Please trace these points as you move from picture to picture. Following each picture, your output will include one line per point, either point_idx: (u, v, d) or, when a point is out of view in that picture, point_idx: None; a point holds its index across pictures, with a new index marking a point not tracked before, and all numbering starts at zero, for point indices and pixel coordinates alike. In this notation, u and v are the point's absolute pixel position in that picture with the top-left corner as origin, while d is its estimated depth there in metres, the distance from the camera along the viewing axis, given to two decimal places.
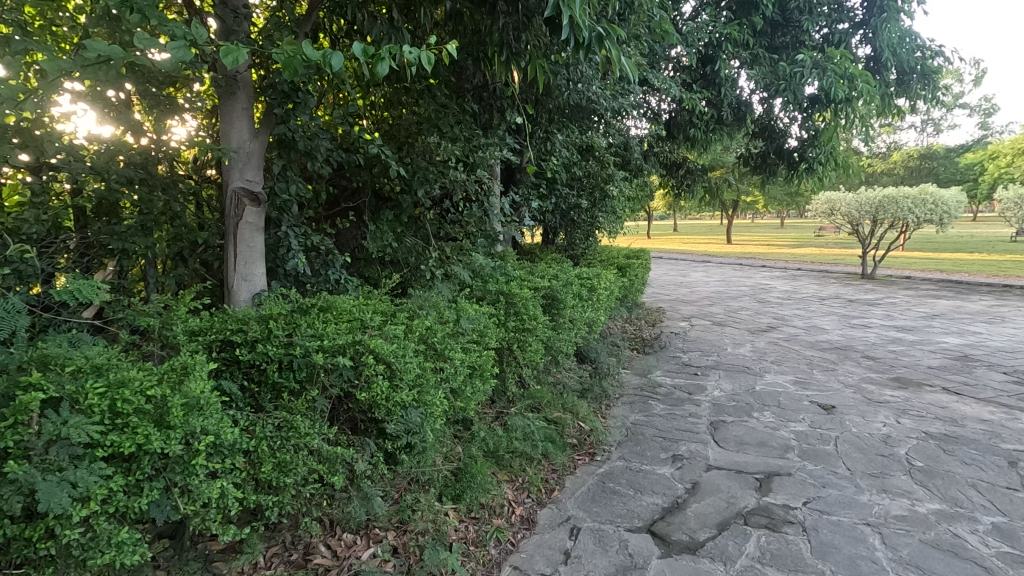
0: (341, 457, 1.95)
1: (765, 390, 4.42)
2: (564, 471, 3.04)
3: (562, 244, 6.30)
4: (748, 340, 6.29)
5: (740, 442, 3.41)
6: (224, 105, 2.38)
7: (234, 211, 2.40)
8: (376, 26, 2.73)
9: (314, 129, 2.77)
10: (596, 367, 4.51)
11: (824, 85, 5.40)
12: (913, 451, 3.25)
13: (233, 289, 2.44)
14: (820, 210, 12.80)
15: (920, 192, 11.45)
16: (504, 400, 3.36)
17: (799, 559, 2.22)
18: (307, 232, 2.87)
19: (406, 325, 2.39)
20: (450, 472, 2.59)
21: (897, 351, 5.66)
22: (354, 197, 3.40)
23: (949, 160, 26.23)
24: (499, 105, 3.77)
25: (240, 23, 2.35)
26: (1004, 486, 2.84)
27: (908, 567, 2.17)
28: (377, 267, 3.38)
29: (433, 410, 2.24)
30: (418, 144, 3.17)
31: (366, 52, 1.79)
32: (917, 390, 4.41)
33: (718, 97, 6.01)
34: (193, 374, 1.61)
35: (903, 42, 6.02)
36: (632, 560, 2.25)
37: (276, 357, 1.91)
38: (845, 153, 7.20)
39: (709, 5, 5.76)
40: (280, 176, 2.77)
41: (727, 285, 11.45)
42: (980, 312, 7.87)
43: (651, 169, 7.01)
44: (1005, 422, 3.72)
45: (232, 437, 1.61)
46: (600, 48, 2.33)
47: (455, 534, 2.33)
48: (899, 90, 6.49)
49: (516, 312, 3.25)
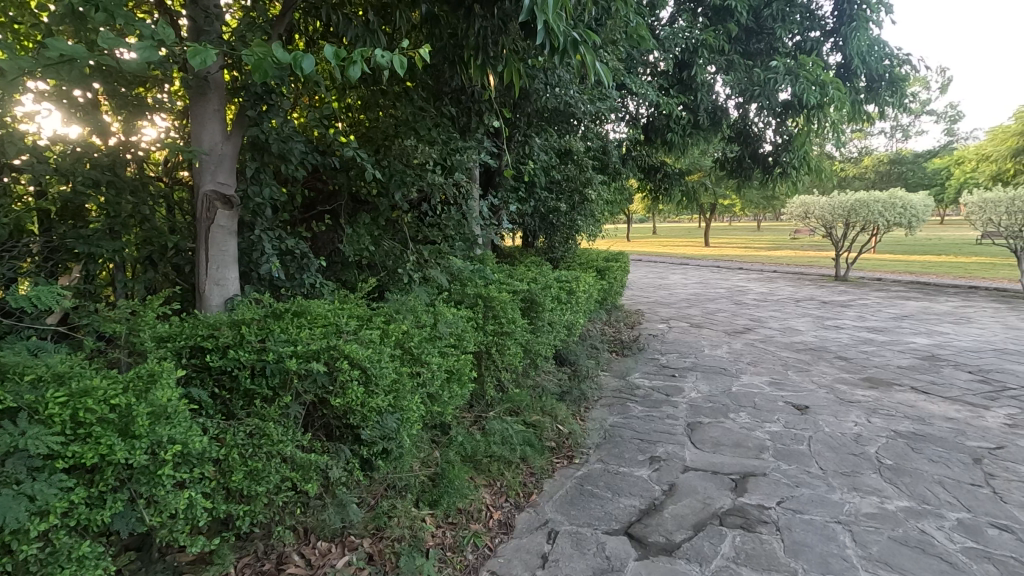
0: (315, 464, 1.93)
1: (741, 391, 4.49)
2: (542, 474, 3.05)
3: (542, 247, 6.22)
4: (725, 341, 6.39)
5: (716, 443, 3.45)
6: (194, 106, 2.34)
7: (205, 215, 2.35)
8: (351, 27, 2.73)
9: (288, 131, 2.72)
10: (575, 369, 4.53)
11: (796, 91, 5.52)
12: (882, 449, 3.33)
13: (204, 293, 2.39)
14: (794, 213, 13.08)
15: (889, 196, 11.77)
16: (482, 404, 3.35)
17: (772, 558, 2.26)
18: (282, 236, 2.82)
19: (382, 329, 2.36)
20: (427, 477, 2.57)
21: (868, 352, 5.81)
22: (331, 200, 3.38)
23: (917, 166, 27.09)
24: (477, 108, 3.74)
25: (211, 23, 2.31)
26: (970, 482, 2.92)
27: (877, 564, 2.22)
28: (354, 270, 3.34)
29: (408, 415, 2.23)
30: (395, 147, 3.16)
31: (338, 55, 1.76)
32: (887, 390, 4.52)
33: (694, 102, 6.09)
34: (160, 381, 1.57)
35: (873, 50, 6.18)
36: (610, 563, 2.26)
37: (248, 363, 1.86)
38: (819, 158, 7.35)
39: (685, 11, 5.84)
40: (253, 179, 2.73)
41: (704, 287, 11.61)
42: (946, 313, 8.14)
43: (629, 172, 7.09)
44: (970, 420, 3.83)
45: (202, 446, 1.58)
46: (575, 52, 2.33)
47: (432, 540, 2.33)
48: (869, 97, 6.68)
49: (494, 316, 3.24)
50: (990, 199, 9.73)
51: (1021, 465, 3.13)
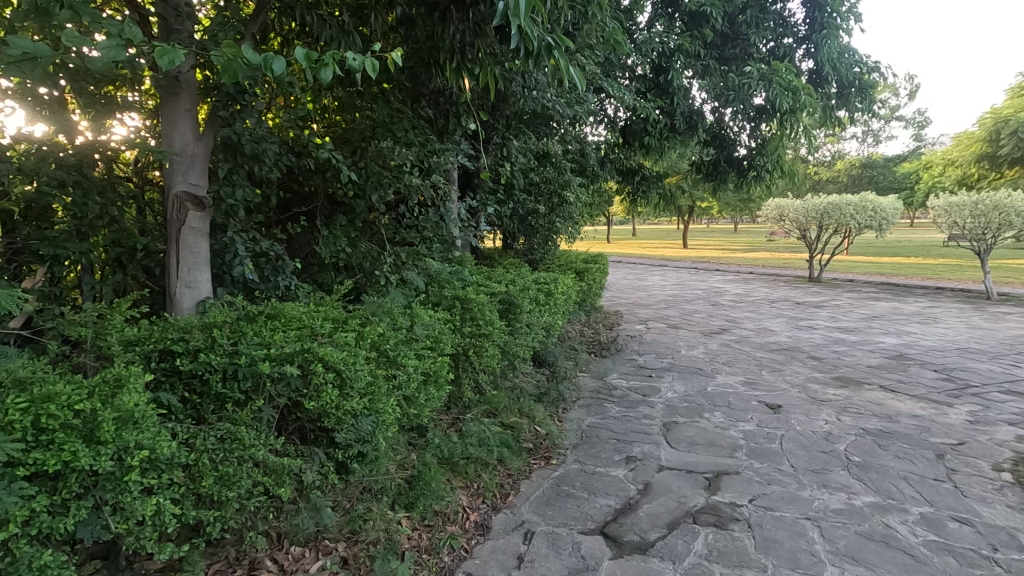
0: (288, 468, 1.91)
1: (716, 391, 4.57)
2: (519, 476, 3.06)
3: (521, 249, 6.25)
4: (701, 341, 6.49)
5: (691, 443, 3.50)
6: (165, 106, 2.30)
7: (176, 216, 2.32)
8: (326, 29, 2.71)
9: (262, 133, 2.69)
10: (553, 371, 4.56)
11: (770, 96, 5.64)
12: (851, 447, 3.41)
13: (175, 296, 2.35)
14: (769, 216, 13.33)
15: (861, 199, 12.08)
16: (460, 407, 3.35)
17: (744, 555, 2.30)
18: (256, 238, 2.79)
19: (358, 332, 2.35)
20: (403, 480, 2.56)
21: (840, 352, 5.94)
22: (307, 202, 3.36)
23: (887, 169, 27.89)
24: (455, 110, 3.76)
25: (182, 22, 2.27)
26: (933, 478, 3.02)
27: (844, 558, 2.28)
28: (331, 273, 3.32)
29: (383, 418, 2.21)
30: (371, 148, 3.14)
31: (309, 57, 1.75)
32: (857, 389, 4.63)
33: (671, 106, 6.16)
34: (127, 387, 1.54)
35: (843, 57, 6.35)
36: (585, 562, 2.28)
37: (220, 367, 1.83)
38: (792, 162, 7.50)
39: (662, 16, 5.92)
40: (226, 180, 2.69)
41: (682, 288, 11.78)
42: (914, 313, 8.40)
43: (607, 175, 7.19)
44: (934, 417, 3.95)
45: (170, 452, 1.55)
46: (549, 57, 2.35)
47: (408, 543, 2.32)
48: (840, 103, 6.86)
49: (472, 318, 3.24)
50: (955, 202, 10.03)
51: (981, 460, 3.24)
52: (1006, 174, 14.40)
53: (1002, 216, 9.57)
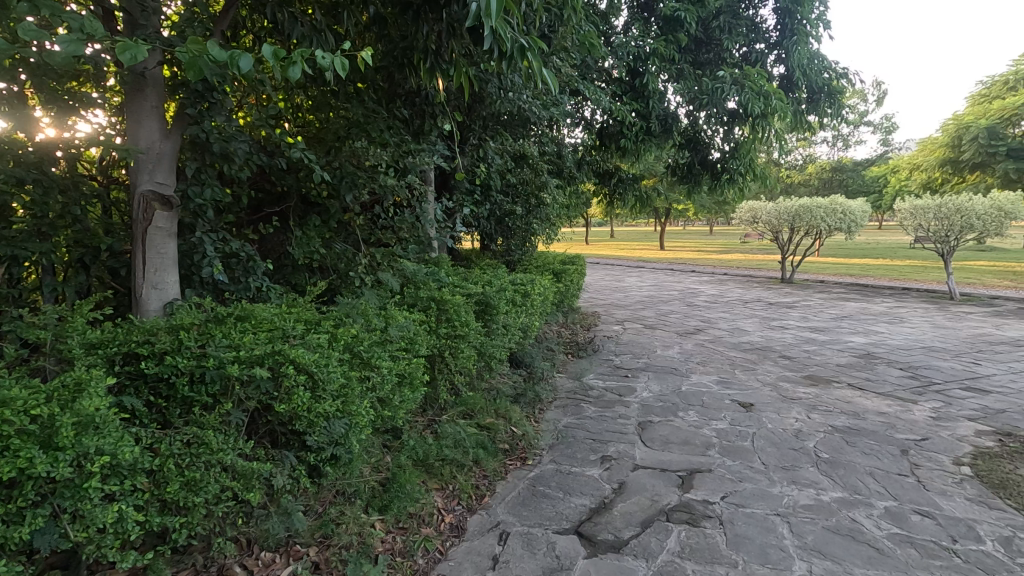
0: (257, 472, 1.87)
1: (690, 390, 4.62)
2: (495, 477, 3.07)
3: (498, 250, 6.24)
4: (676, 341, 6.57)
5: (665, 442, 3.54)
6: (130, 104, 2.24)
7: (142, 216, 2.26)
8: (297, 26, 2.68)
9: (231, 131, 2.63)
10: (530, 372, 4.57)
11: (742, 101, 5.74)
12: (820, 443, 3.50)
13: (142, 298, 2.30)
14: (743, 218, 13.55)
15: (831, 202, 12.37)
16: (435, 408, 3.33)
17: (715, 551, 2.34)
18: (225, 238, 2.74)
19: (331, 334, 2.32)
20: (377, 482, 2.54)
21: (810, 351, 6.08)
22: (280, 202, 3.30)
23: (856, 173, 28.72)
24: (431, 111, 3.76)
25: (147, 17, 2.22)
26: (897, 472, 3.11)
27: (812, 553, 2.33)
28: (304, 274, 3.28)
29: (357, 421, 2.17)
30: (345, 148, 3.10)
31: (277, 54, 1.72)
32: (826, 387, 4.75)
33: (647, 109, 6.22)
34: (87, 391, 1.50)
35: (813, 63, 6.51)
36: (559, 562, 2.28)
37: (187, 370, 1.79)
38: (764, 165, 7.64)
39: (638, 20, 6.00)
40: (194, 179, 2.64)
41: (658, 290, 11.91)
42: (881, 313, 8.64)
43: (584, 177, 7.25)
44: (899, 414, 4.07)
45: (133, 457, 1.52)
46: (522, 59, 2.36)
47: (381, 546, 2.30)
48: (810, 108, 7.03)
49: (447, 319, 3.23)
50: (920, 206, 10.34)
51: (942, 455, 3.35)
52: (967, 179, 14.92)
53: (964, 218, 9.91)
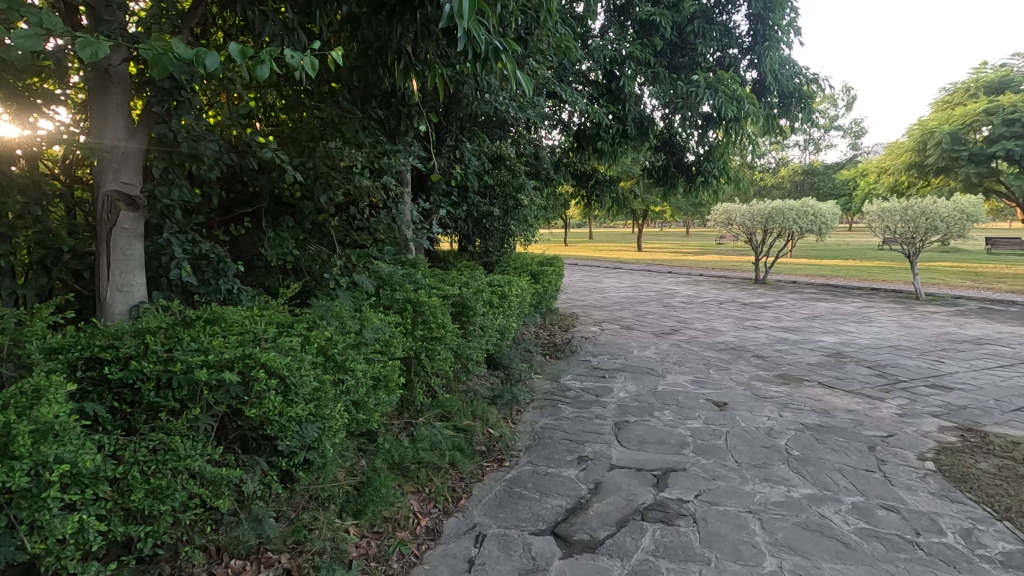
0: (227, 478, 1.83)
1: (666, 390, 4.68)
2: (471, 479, 3.06)
3: (476, 251, 6.23)
4: (653, 342, 6.64)
5: (641, 441, 3.57)
6: (94, 101, 2.17)
7: (106, 216, 2.19)
8: (268, 24, 2.63)
9: (200, 130, 2.57)
10: (508, 373, 4.58)
11: (716, 105, 5.84)
12: (791, 441, 3.57)
13: (106, 301, 2.23)
14: (718, 220, 13.77)
15: (802, 204, 12.65)
16: (412, 410, 3.31)
17: (688, 549, 2.37)
18: (195, 239, 2.68)
19: (304, 336, 2.29)
20: (352, 487, 2.51)
21: (782, 350, 6.21)
22: (252, 202, 3.23)
23: (827, 176, 29.48)
24: (407, 111, 3.74)
25: (112, 13, 2.16)
26: (865, 468, 3.19)
27: (782, 549, 2.37)
28: (277, 275, 3.23)
29: (330, 425, 2.13)
30: (319, 148, 3.06)
31: (244, 53, 1.69)
32: (798, 386, 4.85)
33: (623, 112, 6.28)
34: (46, 398, 1.45)
35: (784, 69, 6.66)
36: (535, 563, 2.29)
37: (153, 375, 1.75)
38: (738, 168, 7.77)
39: (614, 24, 6.06)
40: (162, 179, 2.58)
41: (635, 290, 12.05)
42: (851, 313, 8.86)
43: (561, 178, 7.29)
44: (867, 411, 4.17)
45: (95, 465, 1.48)
46: (497, 61, 2.36)
47: (356, 551, 2.28)
48: (781, 112, 7.18)
49: (424, 321, 3.19)
50: (888, 208, 10.63)
51: (907, 450, 3.45)
52: (932, 182, 15.39)
53: (929, 221, 10.24)
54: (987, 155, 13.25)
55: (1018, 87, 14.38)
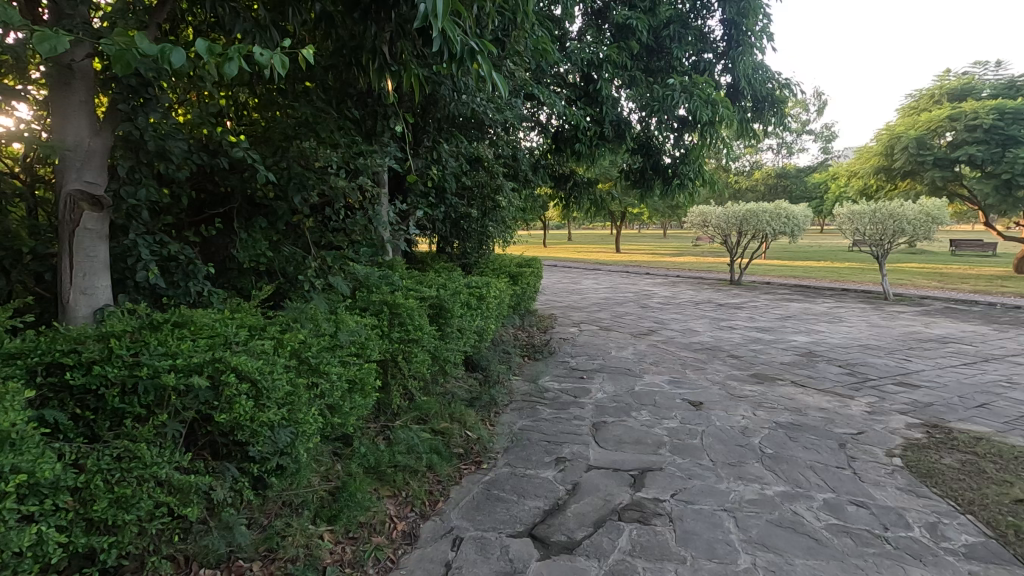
0: (195, 485, 1.79)
1: (643, 391, 4.72)
2: (449, 482, 3.05)
3: (454, 253, 6.20)
4: (630, 342, 6.70)
5: (619, 441, 3.60)
6: (56, 97, 2.09)
7: (69, 216, 2.12)
8: (239, 21, 2.57)
9: (168, 129, 2.50)
10: (486, 375, 4.57)
11: (692, 108, 5.93)
12: (765, 439, 3.63)
13: (69, 304, 2.16)
14: (694, 222, 13.97)
15: (775, 207, 12.89)
16: (389, 414, 3.27)
17: (665, 548, 2.39)
18: (163, 241, 2.61)
19: (276, 340, 2.24)
20: (327, 492, 2.47)
21: (756, 350, 6.32)
22: (223, 203, 3.16)
23: (799, 180, 30.16)
24: (383, 111, 3.71)
25: (75, 6, 2.09)
26: (835, 465, 3.26)
27: (756, 546, 2.41)
28: (250, 278, 3.17)
29: (304, 428, 2.10)
30: (293, 148, 3.01)
31: (212, 50, 1.66)
32: (771, 385, 4.94)
33: (600, 114, 6.33)
34: (3, 404, 1.40)
35: (757, 74, 6.79)
36: (512, 565, 2.29)
37: (118, 380, 1.69)
38: (712, 171, 7.89)
39: (591, 27, 6.13)
40: (128, 179, 2.50)
41: (613, 291, 12.14)
42: (822, 313, 9.07)
43: (540, 180, 7.30)
44: (838, 409, 4.27)
45: (56, 474, 1.43)
46: (472, 61, 2.35)
47: (330, 558, 2.24)
48: (755, 116, 7.32)
49: (401, 322, 3.14)
50: (857, 211, 10.91)
51: (876, 447, 3.54)
52: (899, 186, 15.87)
53: (896, 223, 10.54)
54: (950, 160, 13.69)
55: (979, 94, 14.90)
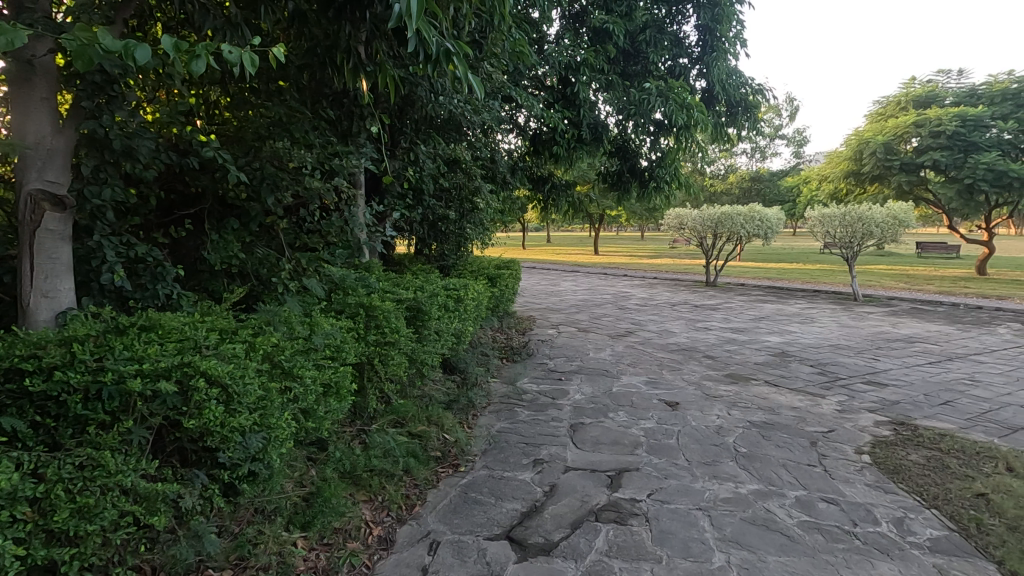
0: (163, 493, 1.74)
1: (621, 392, 4.75)
2: (426, 485, 3.02)
3: (432, 255, 6.16)
4: (608, 344, 6.75)
5: (596, 442, 3.62)
6: (16, 93, 2.02)
7: (28, 217, 2.03)
8: (209, 18, 2.52)
9: (135, 127, 2.43)
10: (464, 377, 4.56)
11: (667, 112, 6.01)
12: (739, 439, 3.68)
13: (29, 307, 2.09)
14: (670, 224, 14.14)
15: (749, 210, 13.13)
16: (365, 417, 3.24)
17: (640, 548, 2.41)
18: (130, 242, 2.54)
19: (249, 343, 2.19)
20: (301, 498, 2.43)
21: (731, 351, 6.41)
22: (194, 203, 3.09)
23: (772, 183, 30.76)
24: (359, 112, 3.67)
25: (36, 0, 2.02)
26: (807, 463, 3.32)
27: (730, 544, 2.44)
28: (222, 280, 3.09)
29: (276, 434, 2.05)
30: (266, 148, 2.96)
31: (178, 46, 1.61)
32: (745, 384, 5.02)
33: (578, 117, 6.36)
34: None
35: (731, 79, 6.92)
36: (490, 568, 2.28)
37: (81, 386, 1.63)
38: (688, 174, 7.99)
39: (568, 31, 6.16)
40: (93, 179, 2.43)
41: (591, 293, 12.20)
42: (795, 314, 9.26)
43: (518, 182, 7.30)
44: (809, 408, 4.36)
45: (13, 484, 1.38)
46: (448, 62, 2.33)
47: (303, 565, 2.21)
48: (728, 121, 7.45)
49: (377, 325, 3.10)
50: (828, 214, 11.18)
51: (845, 444, 3.62)
52: (868, 190, 16.29)
53: (865, 226, 10.82)
54: (916, 164, 14.12)
55: (942, 102, 15.39)
